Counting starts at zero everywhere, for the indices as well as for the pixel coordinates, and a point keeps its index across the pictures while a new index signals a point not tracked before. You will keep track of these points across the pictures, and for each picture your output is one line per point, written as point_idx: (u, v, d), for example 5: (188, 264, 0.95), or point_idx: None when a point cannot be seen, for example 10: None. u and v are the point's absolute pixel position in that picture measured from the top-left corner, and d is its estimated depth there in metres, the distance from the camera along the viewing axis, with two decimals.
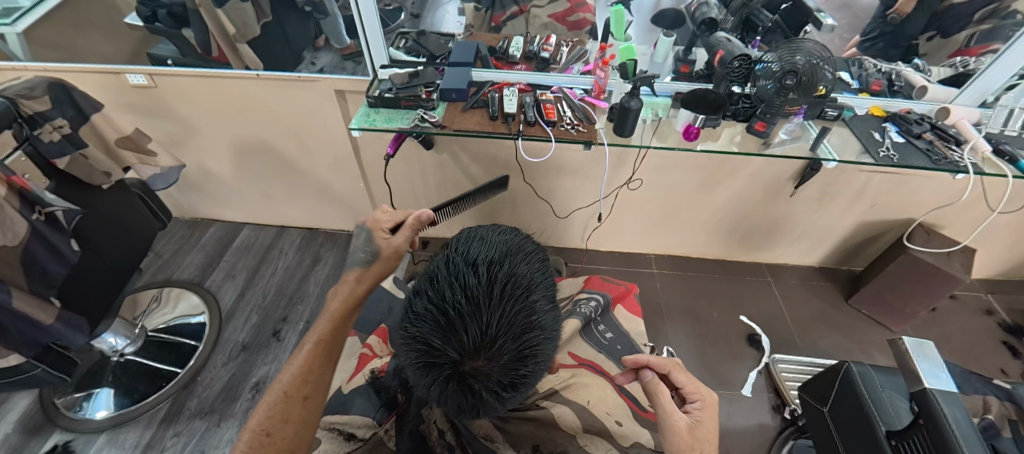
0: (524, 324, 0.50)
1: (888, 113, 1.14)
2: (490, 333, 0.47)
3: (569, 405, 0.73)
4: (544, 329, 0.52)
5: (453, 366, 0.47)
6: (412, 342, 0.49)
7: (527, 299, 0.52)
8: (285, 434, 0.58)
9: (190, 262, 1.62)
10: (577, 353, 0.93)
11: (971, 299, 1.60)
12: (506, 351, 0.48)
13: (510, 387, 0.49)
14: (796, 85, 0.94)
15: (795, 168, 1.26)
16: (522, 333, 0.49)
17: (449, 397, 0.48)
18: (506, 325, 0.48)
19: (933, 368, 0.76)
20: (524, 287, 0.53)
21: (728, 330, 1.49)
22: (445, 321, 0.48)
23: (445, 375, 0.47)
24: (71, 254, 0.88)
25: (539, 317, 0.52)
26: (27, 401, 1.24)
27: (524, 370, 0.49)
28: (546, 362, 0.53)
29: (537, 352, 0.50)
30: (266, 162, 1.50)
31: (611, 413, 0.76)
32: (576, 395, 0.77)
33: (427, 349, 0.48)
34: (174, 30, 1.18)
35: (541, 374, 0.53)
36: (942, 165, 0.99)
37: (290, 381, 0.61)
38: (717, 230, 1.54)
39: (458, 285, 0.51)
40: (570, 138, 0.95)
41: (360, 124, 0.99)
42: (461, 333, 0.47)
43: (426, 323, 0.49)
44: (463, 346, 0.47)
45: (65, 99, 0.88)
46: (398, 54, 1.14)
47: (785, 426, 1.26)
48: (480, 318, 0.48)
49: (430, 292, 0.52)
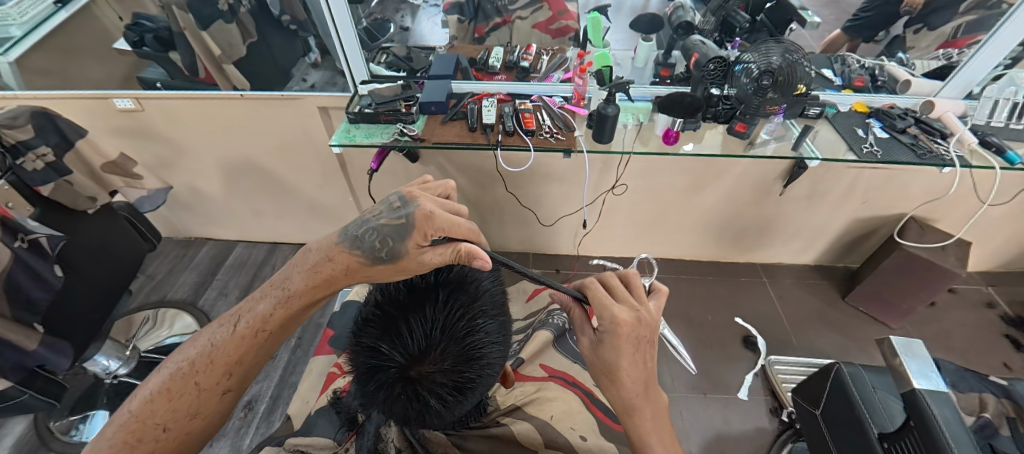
0: (470, 325, 0.50)
1: (872, 109, 1.13)
2: (435, 335, 0.47)
3: (530, 421, 0.68)
4: (491, 332, 0.51)
5: (399, 371, 0.46)
6: (360, 349, 0.49)
7: (475, 302, 0.51)
8: (188, 428, 0.52)
9: (183, 281, 1.63)
10: (549, 365, 0.87)
11: (971, 293, 1.57)
12: (451, 352, 0.48)
13: (456, 390, 0.48)
14: (773, 85, 0.93)
15: (782, 168, 1.26)
16: (468, 335, 0.49)
17: (396, 403, 0.47)
18: (451, 327, 0.48)
19: (922, 368, 0.73)
20: (473, 292, 0.53)
21: (723, 332, 1.47)
22: (392, 325, 0.48)
23: (391, 379, 0.46)
24: (55, 279, 0.89)
25: (486, 320, 0.51)
26: (23, 426, 1.24)
27: (471, 373, 0.49)
28: (496, 365, 0.52)
29: (484, 355, 0.50)
30: (256, 181, 1.51)
31: (575, 428, 0.68)
32: (540, 409, 0.71)
33: (374, 354, 0.47)
34: (162, 54, 1.25)
35: (490, 380, 0.53)
36: (927, 159, 0.98)
37: (206, 368, 0.52)
38: (708, 231, 1.53)
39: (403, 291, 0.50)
40: (549, 147, 0.96)
41: (340, 140, 1.00)
42: (407, 336, 0.47)
43: (374, 329, 0.49)
44: (409, 350, 0.47)
45: (49, 126, 0.89)
46: (379, 69, 1.15)
47: (783, 430, 1.24)
48: (427, 321, 0.48)
49: (379, 300, 0.52)
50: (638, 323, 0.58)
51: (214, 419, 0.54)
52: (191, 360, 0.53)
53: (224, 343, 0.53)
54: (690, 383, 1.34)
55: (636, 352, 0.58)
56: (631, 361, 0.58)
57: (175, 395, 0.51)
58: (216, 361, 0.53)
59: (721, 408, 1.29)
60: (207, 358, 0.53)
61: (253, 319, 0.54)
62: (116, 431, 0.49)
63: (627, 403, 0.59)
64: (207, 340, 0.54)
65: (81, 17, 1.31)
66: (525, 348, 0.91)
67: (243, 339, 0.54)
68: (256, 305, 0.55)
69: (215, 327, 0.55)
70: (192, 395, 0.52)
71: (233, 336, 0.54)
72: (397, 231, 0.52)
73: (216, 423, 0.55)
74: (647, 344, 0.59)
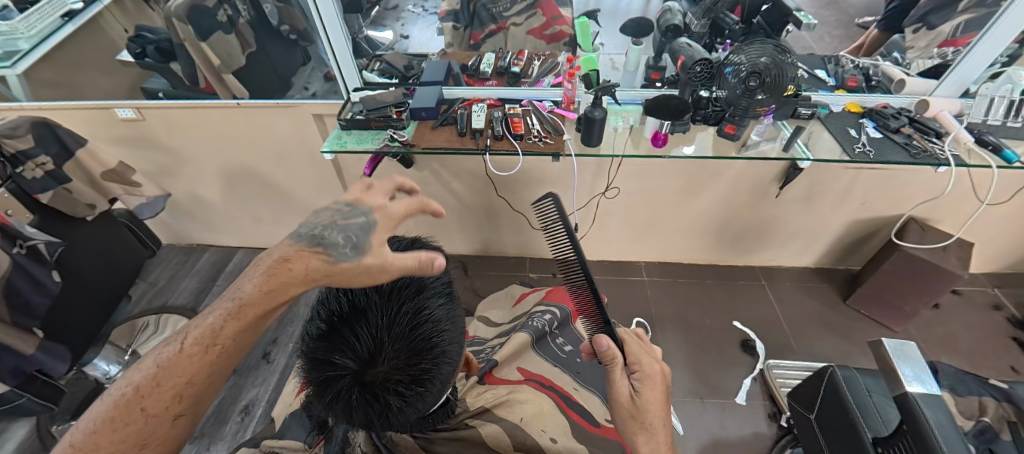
0: (416, 319, 0.51)
1: (865, 109, 1.11)
2: (382, 334, 0.48)
3: (499, 423, 0.67)
4: (439, 321, 0.53)
5: (352, 377, 0.47)
6: (311, 363, 0.49)
7: (418, 298, 0.53)
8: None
9: (184, 287, 1.65)
10: (527, 369, 0.87)
11: (977, 294, 1.54)
12: (400, 349, 0.48)
13: (414, 383, 0.49)
14: (761, 85, 0.93)
15: (778, 169, 1.25)
16: (415, 329, 0.50)
17: (357, 409, 0.48)
18: (398, 324, 0.49)
19: (917, 372, 0.71)
20: (414, 287, 0.54)
21: (722, 336, 1.46)
22: (338, 334, 0.48)
23: (346, 387, 0.46)
24: (53, 284, 0.91)
25: (432, 311, 0.52)
26: (25, 430, 1.26)
27: (425, 364, 0.49)
28: (454, 353, 0.53)
29: (436, 344, 0.51)
30: (255, 187, 1.53)
31: (547, 430, 0.67)
32: (510, 411, 0.69)
33: (324, 366, 0.47)
34: (163, 64, 1.27)
35: (449, 370, 0.53)
36: (921, 158, 0.96)
37: (149, 385, 0.42)
38: (705, 234, 1.52)
39: (345, 299, 0.51)
40: (537, 151, 0.96)
41: (332, 146, 1.01)
42: (354, 342, 0.47)
43: (320, 343, 0.49)
44: (358, 354, 0.47)
45: (49, 136, 0.92)
46: (372, 77, 1.16)
47: (782, 435, 1.23)
48: (371, 323, 0.48)
49: (322, 312, 0.52)
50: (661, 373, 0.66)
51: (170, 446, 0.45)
52: (134, 385, 0.42)
53: (170, 362, 0.43)
54: (687, 388, 1.33)
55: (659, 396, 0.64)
56: (657, 404, 0.63)
57: (115, 421, 0.41)
58: (172, 377, 0.43)
59: (718, 413, 1.27)
60: (160, 372, 0.43)
61: (201, 334, 0.44)
62: None
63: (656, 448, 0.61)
64: (152, 361, 0.43)
65: (87, 31, 1.37)
66: (500, 351, 0.91)
67: (193, 359, 0.43)
68: (201, 318, 0.44)
69: (160, 345, 0.44)
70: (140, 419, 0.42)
71: (181, 355, 0.43)
72: (361, 227, 0.52)
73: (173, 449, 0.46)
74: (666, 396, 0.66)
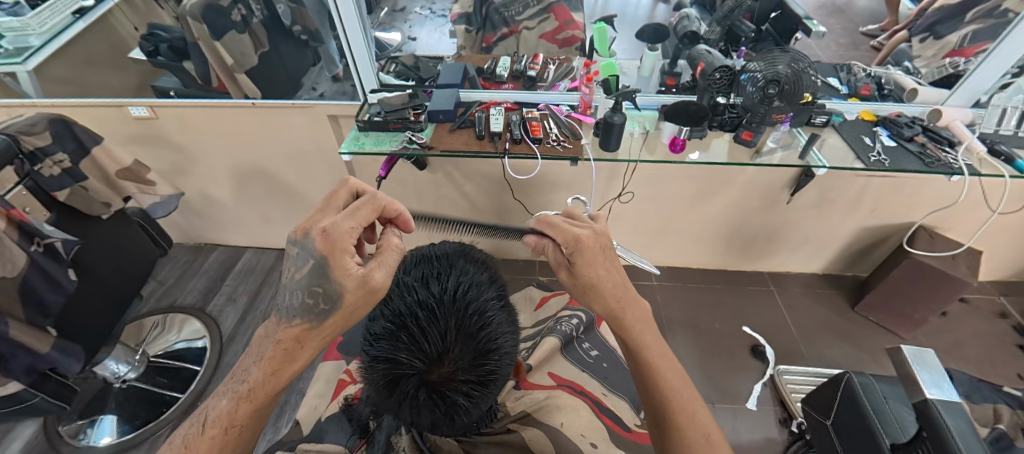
0: (482, 320, 0.51)
1: (878, 117, 1.12)
2: (451, 332, 0.48)
3: (541, 427, 0.67)
4: (501, 324, 0.53)
5: (420, 377, 0.47)
6: (377, 363, 0.49)
7: (480, 298, 0.52)
8: None
9: (192, 287, 1.65)
10: (558, 374, 0.86)
11: (984, 303, 1.55)
12: (468, 351, 0.48)
13: (480, 384, 0.49)
14: (779, 93, 0.94)
15: (790, 176, 1.26)
16: (481, 330, 0.50)
17: (422, 408, 0.48)
18: (465, 325, 0.49)
19: (935, 378, 0.71)
20: (475, 288, 0.53)
21: (732, 341, 1.46)
22: (407, 335, 0.47)
23: (414, 386, 0.46)
24: (68, 283, 0.90)
25: (494, 313, 0.53)
26: (32, 430, 1.25)
27: (490, 366, 0.50)
28: (511, 357, 0.54)
29: (499, 346, 0.51)
30: (265, 187, 1.53)
31: (586, 435, 0.67)
32: (548, 417, 0.70)
33: (393, 365, 0.48)
34: (175, 63, 1.26)
35: (506, 372, 0.54)
36: (935, 168, 0.97)
37: None
38: (716, 239, 1.53)
39: (411, 298, 0.51)
40: (556, 155, 0.97)
41: (349, 148, 1.02)
42: (423, 342, 0.47)
43: (387, 342, 0.48)
44: (427, 354, 0.47)
45: (66, 133, 0.91)
46: (388, 79, 1.17)
47: (792, 440, 1.23)
48: (440, 323, 0.48)
49: (385, 310, 0.51)
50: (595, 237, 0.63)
51: None
52: None
53: (195, 443, 0.49)
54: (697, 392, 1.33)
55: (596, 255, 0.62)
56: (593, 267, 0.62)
57: None
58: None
59: (729, 417, 1.28)
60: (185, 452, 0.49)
61: (219, 416, 0.51)
62: None
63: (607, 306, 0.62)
64: (179, 442, 0.50)
65: (97, 28, 1.35)
66: (531, 355, 0.89)
67: (213, 439, 0.50)
68: (217, 402, 0.51)
69: (185, 426, 0.51)
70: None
71: (202, 437, 0.50)
72: (313, 273, 0.52)
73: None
74: (612, 251, 0.64)
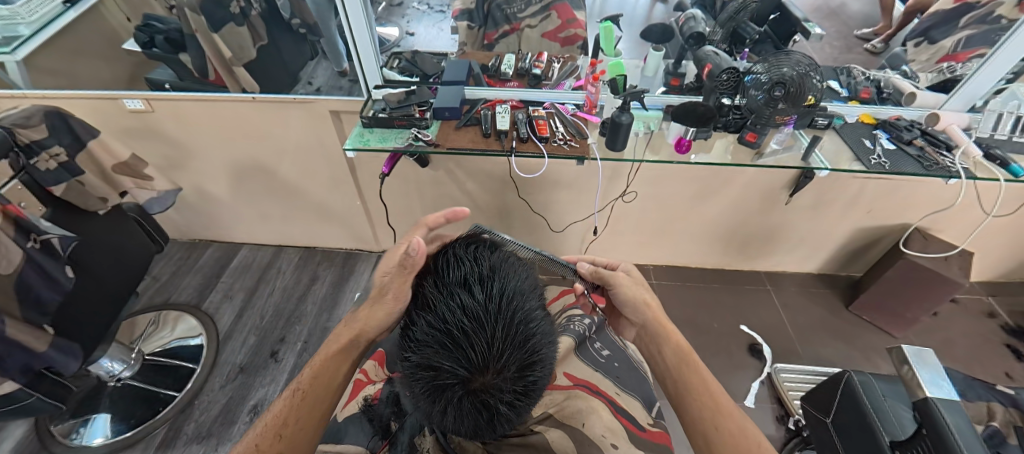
0: (527, 330, 0.50)
1: (878, 120, 1.14)
2: (497, 343, 0.48)
3: (563, 428, 0.67)
4: (545, 334, 0.52)
5: (463, 386, 0.46)
6: (418, 369, 0.49)
7: (525, 307, 0.52)
8: None
9: (187, 284, 1.62)
10: (573, 374, 0.85)
11: (973, 303, 1.59)
12: (514, 361, 0.48)
13: (523, 395, 0.49)
14: (784, 96, 0.95)
15: (789, 177, 1.27)
16: (527, 339, 0.50)
17: (464, 416, 0.48)
18: (512, 335, 0.49)
19: (934, 376, 0.71)
20: (521, 297, 0.52)
21: (730, 340, 1.48)
22: (451, 342, 0.48)
23: (458, 395, 0.46)
24: (65, 280, 0.88)
25: (538, 323, 0.52)
26: (23, 429, 1.22)
27: (534, 377, 0.49)
28: (552, 366, 0.53)
29: (543, 358, 0.50)
30: (263, 182, 1.50)
31: (607, 436, 0.68)
32: (573, 418, 0.70)
33: (435, 373, 0.47)
34: (172, 55, 1.24)
35: (547, 382, 0.54)
36: (933, 171, 0.99)
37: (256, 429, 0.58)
38: (714, 239, 1.55)
39: (455, 304, 0.50)
40: (563, 154, 0.97)
41: (354, 144, 1.01)
42: (468, 350, 0.47)
43: (430, 348, 0.48)
44: (471, 363, 0.47)
45: (61, 126, 0.89)
46: (392, 75, 1.16)
47: (790, 438, 1.25)
48: (486, 332, 0.48)
49: (427, 315, 0.51)
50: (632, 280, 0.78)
51: None
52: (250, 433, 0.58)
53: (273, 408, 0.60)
54: None
55: (635, 287, 0.77)
56: (641, 301, 0.76)
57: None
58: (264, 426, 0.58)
59: None
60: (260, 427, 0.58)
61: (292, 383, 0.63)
62: None
63: (653, 343, 0.73)
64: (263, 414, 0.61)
65: (89, 18, 1.31)
66: None
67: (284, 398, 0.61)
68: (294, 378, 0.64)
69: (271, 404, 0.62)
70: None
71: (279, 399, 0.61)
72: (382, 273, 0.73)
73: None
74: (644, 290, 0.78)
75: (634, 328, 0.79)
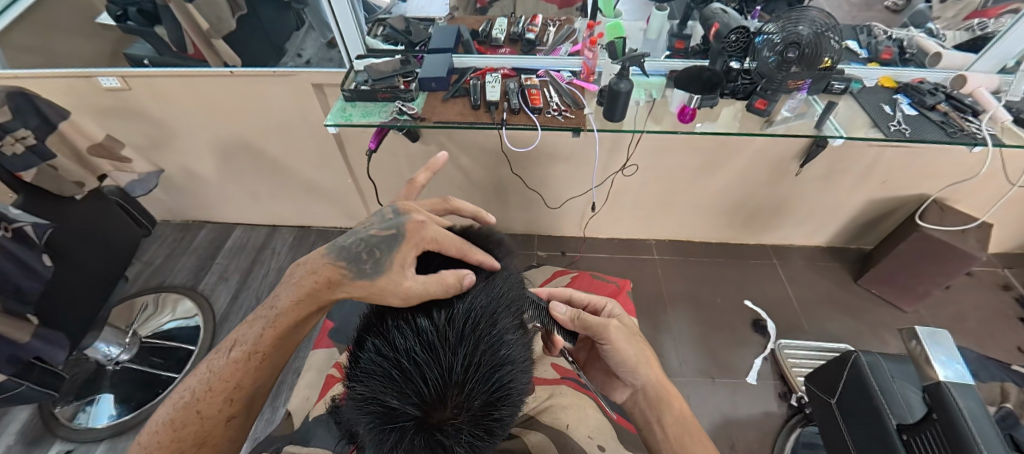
0: (493, 359, 0.46)
1: (899, 84, 1.06)
2: (455, 372, 0.43)
3: (546, 431, 0.73)
4: (515, 363, 0.48)
5: (415, 425, 0.41)
6: (365, 404, 0.44)
7: (493, 331, 0.48)
8: None
9: (182, 266, 1.61)
10: (560, 365, 0.94)
11: (988, 275, 1.54)
12: (476, 395, 0.43)
13: (485, 435, 0.44)
14: (798, 58, 0.87)
15: (800, 146, 1.20)
16: (491, 370, 0.45)
17: None
18: (473, 365, 0.44)
19: (948, 359, 0.67)
20: (488, 319, 0.49)
21: (733, 316, 1.45)
22: (403, 373, 0.43)
23: (409, 437, 0.41)
24: (45, 269, 0.85)
25: (508, 350, 0.48)
26: (27, 413, 1.24)
27: (498, 413, 0.45)
28: (522, 400, 0.49)
29: (510, 391, 0.46)
30: (251, 161, 1.46)
31: (593, 438, 0.75)
32: (556, 418, 0.77)
33: (383, 410, 0.42)
34: (146, 28, 1.15)
35: (516, 418, 0.49)
36: (957, 137, 0.92)
37: (213, 384, 0.55)
38: (718, 213, 1.49)
39: (409, 329, 0.47)
40: (557, 125, 0.90)
41: (336, 120, 0.95)
42: (421, 382, 0.43)
43: (380, 380, 0.44)
44: (424, 397, 0.42)
45: (28, 108, 0.84)
46: (375, 44, 1.08)
47: (792, 414, 1.24)
48: (443, 362, 0.44)
49: (379, 342, 0.47)
50: (624, 327, 0.71)
51: (222, 447, 0.58)
52: (209, 383, 0.56)
53: (225, 369, 0.55)
54: (697, 367, 1.33)
55: (635, 343, 0.70)
56: (644, 360, 0.70)
57: (178, 428, 0.54)
58: (216, 393, 0.55)
59: (729, 392, 1.28)
60: (203, 393, 0.55)
61: (247, 345, 0.55)
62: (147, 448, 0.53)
63: (655, 411, 0.69)
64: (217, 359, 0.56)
65: None
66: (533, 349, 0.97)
67: (240, 362, 0.55)
68: (252, 327, 0.56)
69: (222, 349, 0.57)
70: (196, 425, 0.55)
71: (230, 360, 0.56)
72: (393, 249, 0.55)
73: (230, 447, 0.59)
74: (640, 343, 0.71)
75: (626, 389, 0.75)
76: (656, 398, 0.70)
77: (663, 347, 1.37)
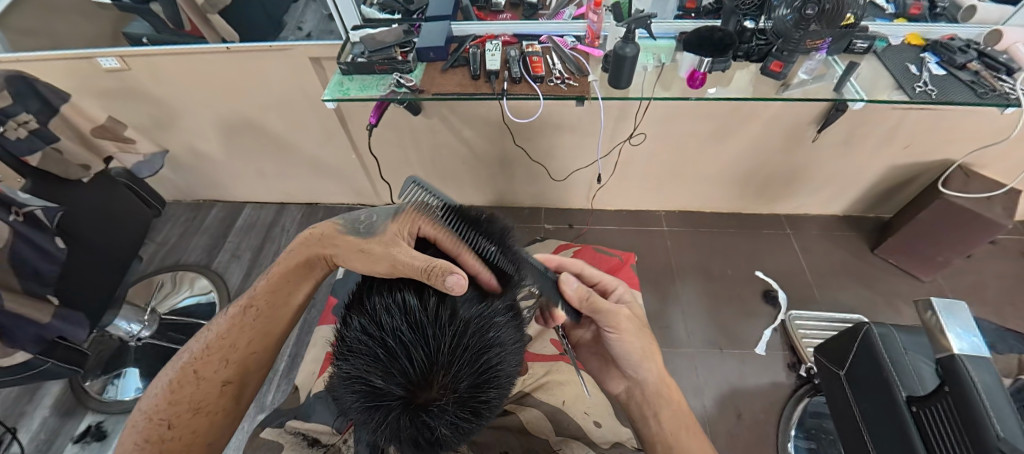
0: (482, 341, 0.43)
1: (927, 42, 0.99)
2: (442, 353, 0.41)
3: (541, 408, 0.76)
4: (505, 344, 0.46)
5: (400, 405, 0.40)
6: (351, 382, 0.42)
7: (484, 312, 0.45)
8: (195, 426, 0.58)
9: (195, 245, 1.64)
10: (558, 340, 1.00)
11: (1013, 243, 1.48)
12: (463, 377, 0.41)
13: (472, 415, 0.43)
14: (818, 14, 0.82)
15: (818, 110, 1.14)
16: (480, 352, 0.43)
17: (405, 438, 0.41)
18: (461, 347, 0.42)
19: (964, 332, 0.64)
20: (479, 297, 0.46)
21: (743, 287, 1.43)
22: (388, 354, 0.41)
23: (395, 415, 0.40)
24: (59, 251, 0.86)
25: (499, 332, 0.45)
26: (59, 387, 1.30)
27: (486, 395, 0.43)
28: (511, 380, 0.47)
29: (499, 373, 0.44)
30: (255, 138, 1.45)
31: (588, 414, 0.80)
32: (552, 395, 0.82)
33: (368, 388, 0.41)
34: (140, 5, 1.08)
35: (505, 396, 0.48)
36: (988, 98, 0.86)
37: (213, 345, 0.62)
38: (730, 182, 1.45)
39: (397, 308, 0.44)
40: (560, 95, 0.87)
41: (334, 94, 0.92)
42: (407, 363, 0.41)
43: (364, 359, 0.42)
44: (410, 378, 0.41)
45: (27, 91, 0.84)
46: (372, 13, 1.04)
47: (800, 384, 1.23)
48: (430, 343, 0.41)
49: (365, 320, 0.44)
50: (633, 315, 0.70)
51: (217, 416, 0.60)
52: (210, 342, 0.63)
53: (225, 330, 0.63)
54: (705, 338, 1.33)
55: (640, 335, 0.70)
56: (650, 354, 0.69)
57: (179, 388, 0.59)
58: (213, 351, 0.62)
59: (736, 363, 1.28)
60: (201, 354, 0.62)
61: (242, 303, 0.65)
62: (148, 414, 0.58)
63: (648, 407, 0.69)
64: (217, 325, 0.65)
65: None
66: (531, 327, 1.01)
67: (234, 319, 0.64)
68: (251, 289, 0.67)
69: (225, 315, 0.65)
70: (193, 385, 0.60)
71: (227, 319, 0.64)
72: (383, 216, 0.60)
73: (226, 416, 0.61)
74: (647, 336, 0.71)
75: (625, 382, 0.74)
76: (654, 392, 0.70)
77: (670, 319, 1.37)
